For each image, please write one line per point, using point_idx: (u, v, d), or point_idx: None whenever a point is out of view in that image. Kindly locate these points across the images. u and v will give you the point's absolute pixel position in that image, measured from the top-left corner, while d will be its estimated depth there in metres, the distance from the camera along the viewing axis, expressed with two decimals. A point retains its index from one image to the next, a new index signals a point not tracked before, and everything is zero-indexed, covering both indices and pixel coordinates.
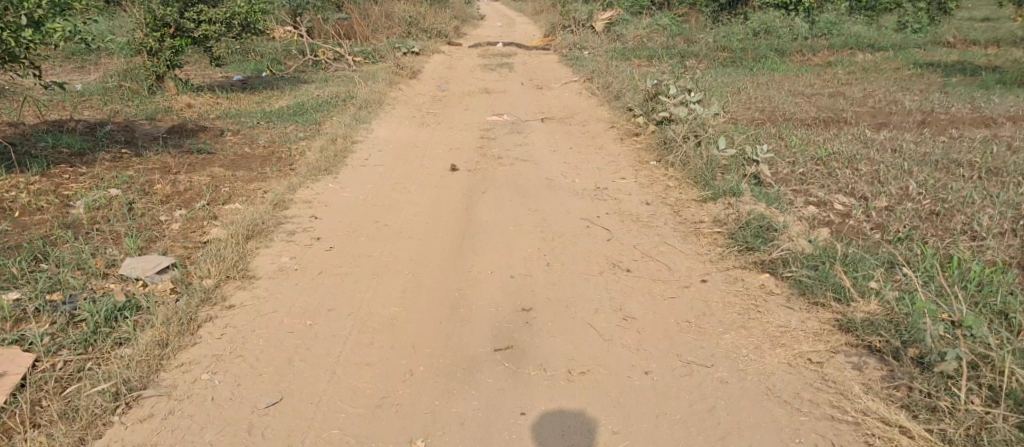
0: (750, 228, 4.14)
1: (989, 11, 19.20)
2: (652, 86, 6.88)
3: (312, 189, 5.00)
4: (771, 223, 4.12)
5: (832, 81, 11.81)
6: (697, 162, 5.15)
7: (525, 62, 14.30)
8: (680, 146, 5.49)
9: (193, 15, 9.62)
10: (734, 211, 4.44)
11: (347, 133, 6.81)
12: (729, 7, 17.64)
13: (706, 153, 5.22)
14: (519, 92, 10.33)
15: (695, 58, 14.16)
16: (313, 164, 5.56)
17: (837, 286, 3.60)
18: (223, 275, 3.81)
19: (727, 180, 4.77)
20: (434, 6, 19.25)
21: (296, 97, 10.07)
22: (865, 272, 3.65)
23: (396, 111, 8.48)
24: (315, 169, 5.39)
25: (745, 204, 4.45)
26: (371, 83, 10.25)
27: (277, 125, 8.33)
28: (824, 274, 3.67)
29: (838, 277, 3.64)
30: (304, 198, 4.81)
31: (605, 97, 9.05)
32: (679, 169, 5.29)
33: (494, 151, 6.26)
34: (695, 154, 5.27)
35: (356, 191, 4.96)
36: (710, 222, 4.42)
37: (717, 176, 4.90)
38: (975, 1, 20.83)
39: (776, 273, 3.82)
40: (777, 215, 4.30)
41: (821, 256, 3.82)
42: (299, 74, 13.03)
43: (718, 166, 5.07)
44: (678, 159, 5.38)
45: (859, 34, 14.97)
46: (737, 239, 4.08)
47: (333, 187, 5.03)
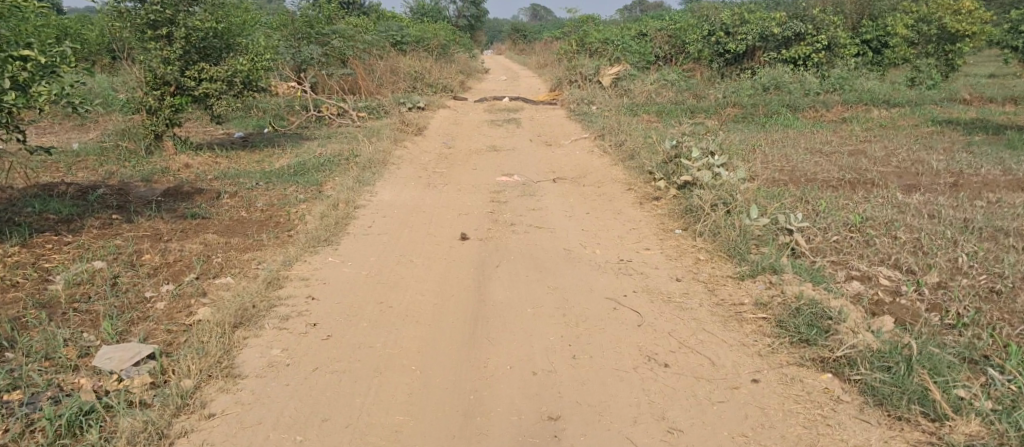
0: (802, 316, 3.74)
1: (995, 66, 19.17)
2: (671, 147, 6.55)
3: (309, 263, 4.60)
4: (824, 310, 3.72)
5: (848, 138, 11.52)
6: (729, 233, 4.77)
7: (533, 118, 14.09)
8: (707, 214, 5.12)
9: (194, 73, 9.40)
10: (778, 293, 4.04)
11: (349, 196, 6.46)
12: (734, 62, 17.44)
13: (738, 222, 4.85)
14: (528, 150, 10.02)
15: (706, 115, 13.94)
16: (312, 233, 5.17)
17: (922, 397, 3.20)
18: (205, 374, 3.38)
19: (766, 256, 4.39)
20: (439, 61, 19.18)
21: (297, 155, 9.79)
22: (949, 377, 3.26)
23: (402, 171, 8.15)
24: (313, 239, 5.00)
25: (789, 285, 4.06)
26: (377, 141, 9.97)
27: (277, 186, 8.00)
28: (902, 380, 3.27)
29: (920, 384, 3.24)
30: (300, 274, 4.40)
31: (618, 157, 8.73)
32: (708, 240, 4.90)
33: (506, 217, 5.88)
34: (726, 224, 4.88)
35: (357, 265, 4.56)
36: (751, 305, 4.02)
37: (753, 250, 4.52)
38: (977, 56, 20.88)
39: (843, 375, 3.43)
40: (828, 298, 3.90)
41: (891, 353, 3.42)
42: (303, 131, 12.80)
43: (752, 238, 4.69)
44: (705, 228, 4.99)
45: (871, 89, 14.76)
46: (790, 331, 3.69)
47: (332, 261, 4.63)
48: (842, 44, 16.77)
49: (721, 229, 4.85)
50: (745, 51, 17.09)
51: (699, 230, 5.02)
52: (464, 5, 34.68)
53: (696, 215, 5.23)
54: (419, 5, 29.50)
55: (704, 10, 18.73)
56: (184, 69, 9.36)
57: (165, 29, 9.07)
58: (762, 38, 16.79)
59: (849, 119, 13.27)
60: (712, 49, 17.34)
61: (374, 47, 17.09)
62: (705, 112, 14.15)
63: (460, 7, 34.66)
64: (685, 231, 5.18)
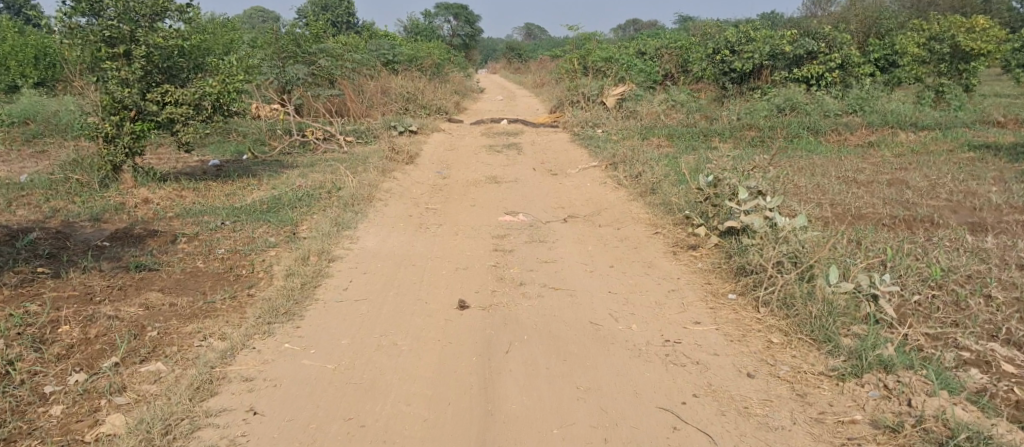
0: None
1: (1007, 85, 18.54)
2: (708, 183, 5.51)
3: (259, 351, 3.54)
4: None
5: (880, 166, 10.51)
6: (805, 305, 3.73)
7: (534, 142, 13.08)
8: (769, 274, 4.07)
9: (157, 96, 8.34)
10: (903, 412, 3.03)
11: (322, 243, 5.40)
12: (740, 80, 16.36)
13: (815, 288, 3.82)
14: (533, 181, 8.99)
15: (720, 139, 13.00)
16: (268, 303, 4.12)
17: None
18: None
19: (866, 344, 3.38)
20: (433, 81, 18.22)
21: (274, 188, 8.76)
22: None
23: (390, 209, 7.10)
24: (268, 313, 3.93)
25: (918, 400, 3.05)
26: (361, 172, 8.92)
27: (246, 227, 6.97)
28: None
29: None
30: (244, 372, 3.34)
31: (635, 190, 7.70)
32: (777, 312, 3.84)
33: (515, 272, 4.84)
34: (799, 289, 3.86)
35: (322, 353, 3.50)
36: (868, 426, 3.01)
37: (844, 333, 3.52)
38: (983, 73, 20.28)
39: None
40: (979, 425, 2.90)
41: None
42: (284, 158, 11.77)
43: (839, 312, 3.66)
44: (771, 294, 3.95)
45: (893, 111, 13.75)
46: None
47: (289, 347, 3.56)
48: (856, 63, 15.56)
49: (795, 298, 3.81)
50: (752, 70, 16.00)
51: (761, 297, 4.00)
52: (458, 24, 33.93)
53: (754, 274, 4.19)
54: (413, 24, 28.63)
55: (708, 29, 17.86)
56: (145, 91, 8.31)
57: (123, 47, 8.05)
58: (771, 56, 15.76)
59: (874, 143, 12.29)
60: (716, 68, 16.39)
61: (364, 66, 16.10)
62: (719, 136, 13.18)
63: (454, 26, 33.90)
64: (743, 297, 4.15)
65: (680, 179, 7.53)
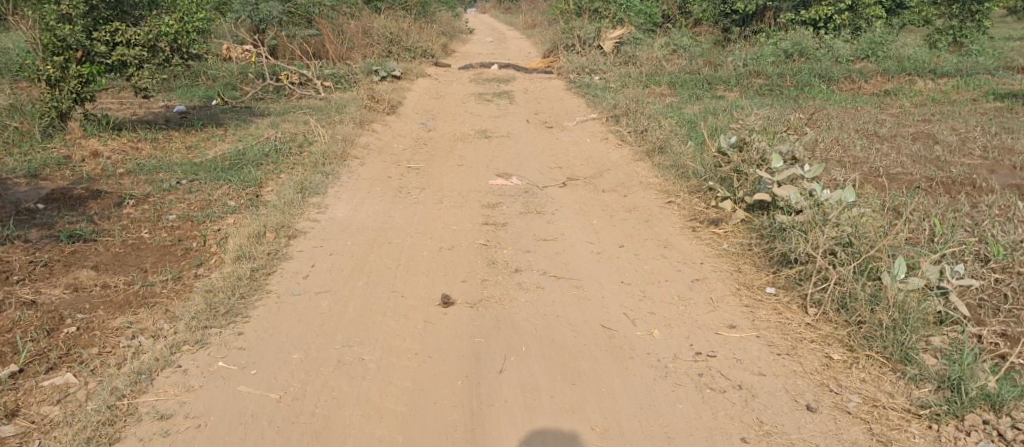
0: None
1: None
2: (730, 144, 4.79)
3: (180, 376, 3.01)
4: None
5: (901, 117, 9.75)
6: (873, 313, 3.14)
7: (527, 90, 12.22)
8: (819, 268, 3.43)
9: (105, 35, 7.37)
10: None
11: (281, 215, 4.64)
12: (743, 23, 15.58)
13: (884, 289, 3.20)
14: (527, 135, 8.19)
15: (725, 87, 12.22)
16: (206, 300, 3.51)
17: None
18: None
19: (960, 373, 2.79)
20: (420, 22, 17.12)
21: (240, 141, 7.94)
22: None
23: (365, 170, 6.32)
24: (199, 317, 3.36)
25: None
26: (336, 125, 8.08)
27: (203, 187, 6.18)
28: None
29: None
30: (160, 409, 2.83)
31: (641, 150, 6.95)
32: (837, 319, 3.27)
33: (508, 252, 4.17)
34: (865, 290, 3.25)
35: (275, 381, 2.96)
36: None
37: (927, 352, 2.97)
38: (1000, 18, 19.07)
39: None
40: None
41: None
42: (255, 105, 10.91)
43: (917, 320, 3.05)
44: (828, 295, 3.34)
45: (909, 57, 12.90)
46: None
47: (232, 371, 3.03)
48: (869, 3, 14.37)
49: (859, 302, 3.22)
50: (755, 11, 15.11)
51: (811, 295, 3.41)
52: None
53: (799, 263, 3.57)
54: None
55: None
56: (90, 29, 7.32)
57: None
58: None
59: (890, 92, 11.50)
60: (716, 10, 15.59)
61: (344, 5, 15.00)
62: (724, 84, 12.35)
63: None
64: (784, 291, 3.56)
65: (690, 137, 6.79)
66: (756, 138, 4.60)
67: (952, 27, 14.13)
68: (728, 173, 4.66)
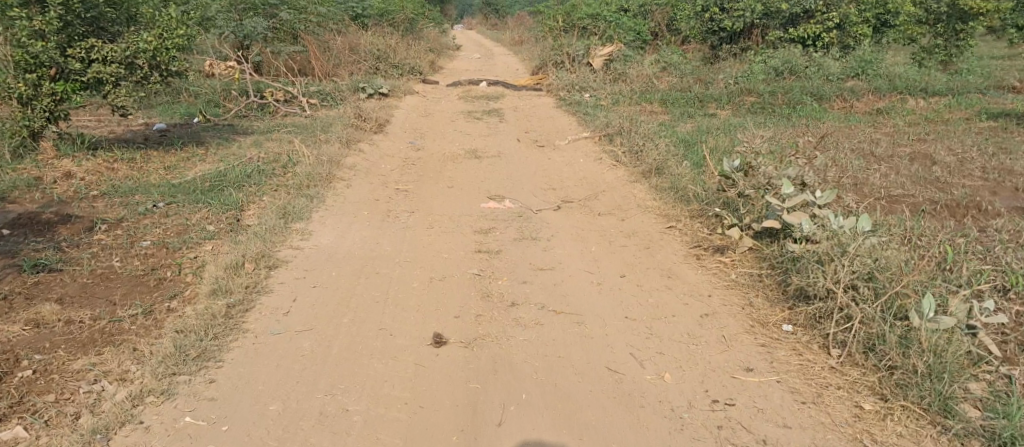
0: None
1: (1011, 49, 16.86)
2: (732, 167, 4.59)
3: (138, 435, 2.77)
4: None
5: (896, 136, 9.62)
6: (910, 359, 2.96)
7: (516, 108, 12.02)
8: (843, 306, 3.27)
9: (80, 52, 7.07)
10: None
11: (261, 243, 4.37)
12: (730, 40, 15.33)
13: (917, 330, 3.02)
14: (518, 155, 7.96)
15: (717, 105, 12.10)
16: (173, 340, 3.25)
17: None
18: None
19: (1013, 432, 2.68)
20: (407, 38, 16.93)
21: (221, 160, 7.67)
22: None
23: (350, 192, 6.06)
24: (164, 363, 3.11)
25: None
26: (320, 144, 7.82)
27: (181, 210, 5.91)
28: None
29: None
30: None
31: (637, 171, 6.75)
32: (867, 363, 3.10)
33: (503, 283, 3.93)
34: (896, 332, 3.07)
35: (251, 439, 2.74)
36: None
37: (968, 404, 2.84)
38: (984, 37, 18.98)
39: None
40: None
41: None
42: (239, 123, 10.65)
43: (954, 367, 2.90)
44: (857, 336, 3.17)
45: (900, 76, 12.82)
46: None
47: (204, 428, 2.79)
48: (856, 22, 14.46)
49: (889, 345, 3.06)
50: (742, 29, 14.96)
51: (834, 334, 3.28)
52: None
53: (818, 299, 3.42)
54: None
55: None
56: (65, 45, 7.03)
57: None
58: (765, 14, 14.68)
59: (882, 111, 11.39)
60: (704, 27, 15.45)
61: (331, 21, 14.77)
62: (716, 102, 12.22)
63: None
64: (803, 330, 3.42)
65: (687, 159, 6.60)
66: (761, 162, 4.42)
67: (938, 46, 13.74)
68: (732, 198, 4.46)
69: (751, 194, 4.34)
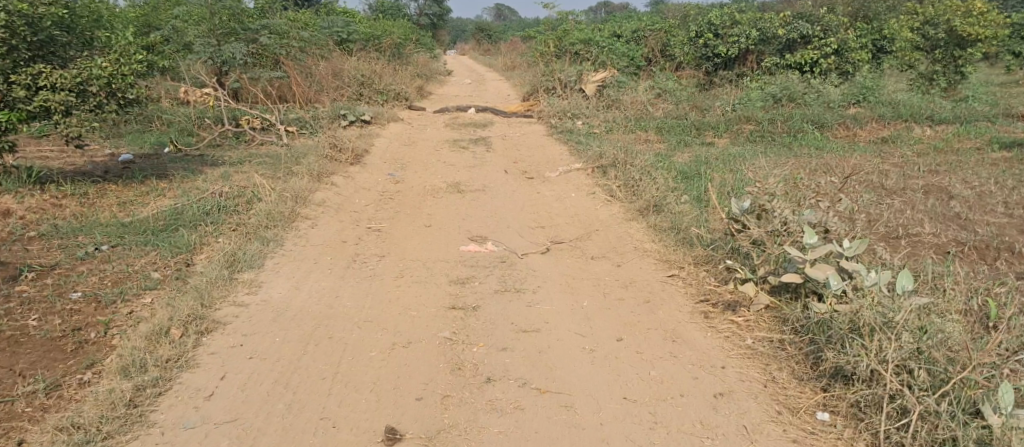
0: None
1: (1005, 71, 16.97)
2: (741, 209, 4.03)
3: None
4: None
5: (906, 167, 9.10)
6: None
7: (506, 136, 11.50)
8: (899, 395, 2.76)
9: (26, 78, 6.44)
10: None
11: (196, 302, 3.78)
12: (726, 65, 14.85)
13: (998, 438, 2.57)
14: (504, 188, 7.39)
15: (714, 133, 11.62)
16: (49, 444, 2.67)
17: None
18: None
19: None
20: (394, 64, 16.45)
21: (183, 195, 7.07)
22: None
23: (314, 234, 5.46)
24: None
25: None
26: (290, 178, 7.25)
27: (125, 252, 5.30)
28: None
29: None
30: None
31: (633, 208, 6.20)
32: None
33: (479, 349, 3.36)
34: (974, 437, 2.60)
35: None
36: None
37: None
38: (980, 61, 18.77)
39: None
40: None
41: None
42: (210, 154, 10.10)
43: None
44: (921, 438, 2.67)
45: (903, 103, 12.35)
46: None
47: None
48: (855, 47, 13.88)
49: None
50: (737, 55, 14.52)
51: (884, 431, 2.76)
52: (426, 4, 32.00)
53: (861, 382, 2.90)
54: (377, 2, 26.72)
55: (693, 10, 16.15)
56: (9, 71, 6.40)
57: None
58: (760, 40, 14.23)
59: (888, 139, 10.91)
60: (698, 53, 14.94)
61: (314, 45, 14.29)
62: (713, 130, 11.73)
63: (421, 5, 31.94)
64: (844, 422, 2.87)
65: (687, 197, 6.05)
66: (775, 204, 3.87)
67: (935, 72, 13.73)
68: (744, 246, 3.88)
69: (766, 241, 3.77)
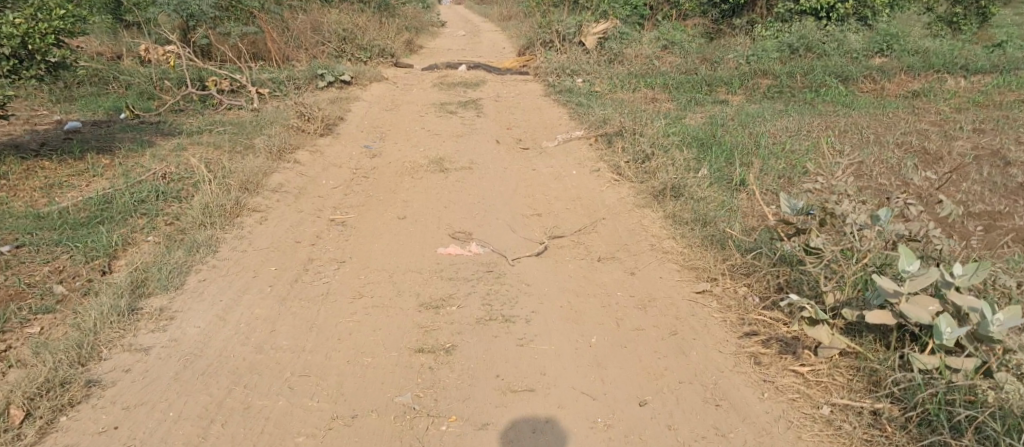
0: None
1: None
2: (793, 208, 3.25)
3: None
4: None
5: (946, 125, 8.12)
6: None
7: (499, 97, 10.45)
8: None
9: None
10: None
11: (68, 355, 3.06)
12: (732, 14, 13.81)
13: None
14: (495, 162, 6.42)
15: (728, 89, 10.58)
16: None
17: None
18: None
19: None
20: (379, 16, 15.22)
21: (123, 176, 6.09)
22: None
23: (263, 232, 4.49)
24: None
25: None
26: (246, 155, 6.26)
27: (29, 253, 4.33)
28: None
29: None
30: None
31: (647, 190, 5.27)
32: None
33: (448, 427, 2.78)
34: None
35: None
36: None
37: None
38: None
39: None
40: None
41: None
42: (171, 120, 9.09)
43: None
44: None
45: (934, 51, 11.15)
46: None
47: None
48: None
49: None
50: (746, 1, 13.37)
51: None
52: None
53: None
54: None
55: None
56: None
57: None
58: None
59: (920, 93, 9.83)
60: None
61: None
62: (726, 86, 10.68)
63: None
64: None
65: (709, 183, 5.12)
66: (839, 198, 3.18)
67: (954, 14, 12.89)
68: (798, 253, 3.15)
69: (840, 260, 2.98)
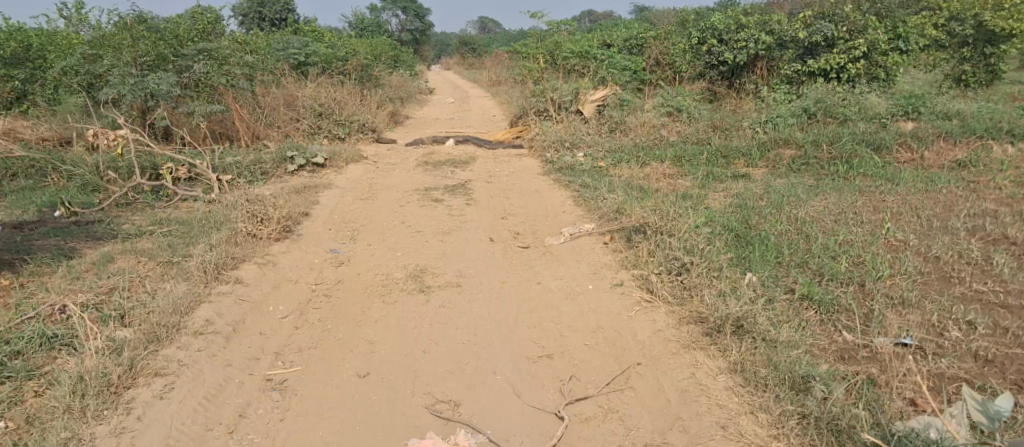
0: None
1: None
2: None
3: None
4: None
5: (1018, 206, 6.93)
6: None
7: (491, 178, 9.22)
8: None
9: None
10: None
11: None
12: (730, 77, 12.30)
13: None
14: (491, 272, 5.05)
15: (749, 161, 9.39)
16: None
17: None
18: None
19: None
20: (360, 87, 14.12)
21: (14, 306, 4.74)
22: None
23: (158, 413, 3.45)
24: None
25: None
26: (173, 276, 4.93)
27: None
28: None
29: None
30: None
31: (696, 325, 4.05)
32: None
33: None
34: None
35: None
36: None
37: None
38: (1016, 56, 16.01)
39: None
40: None
41: None
42: (113, 217, 7.80)
43: None
44: None
45: (970, 112, 9.72)
46: None
47: None
48: (886, 48, 11.00)
49: None
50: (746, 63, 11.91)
51: None
52: (407, 19, 30.35)
53: None
54: (358, 20, 25.91)
55: (690, 15, 13.90)
56: None
57: None
58: (775, 43, 11.62)
59: (968, 164, 8.64)
60: (701, 62, 12.33)
61: (262, 71, 11.95)
62: (745, 157, 9.49)
63: (402, 21, 30.31)
64: None
65: (777, 320, 3.89)
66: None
67: (963, 72, 11.06)
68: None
69: None
